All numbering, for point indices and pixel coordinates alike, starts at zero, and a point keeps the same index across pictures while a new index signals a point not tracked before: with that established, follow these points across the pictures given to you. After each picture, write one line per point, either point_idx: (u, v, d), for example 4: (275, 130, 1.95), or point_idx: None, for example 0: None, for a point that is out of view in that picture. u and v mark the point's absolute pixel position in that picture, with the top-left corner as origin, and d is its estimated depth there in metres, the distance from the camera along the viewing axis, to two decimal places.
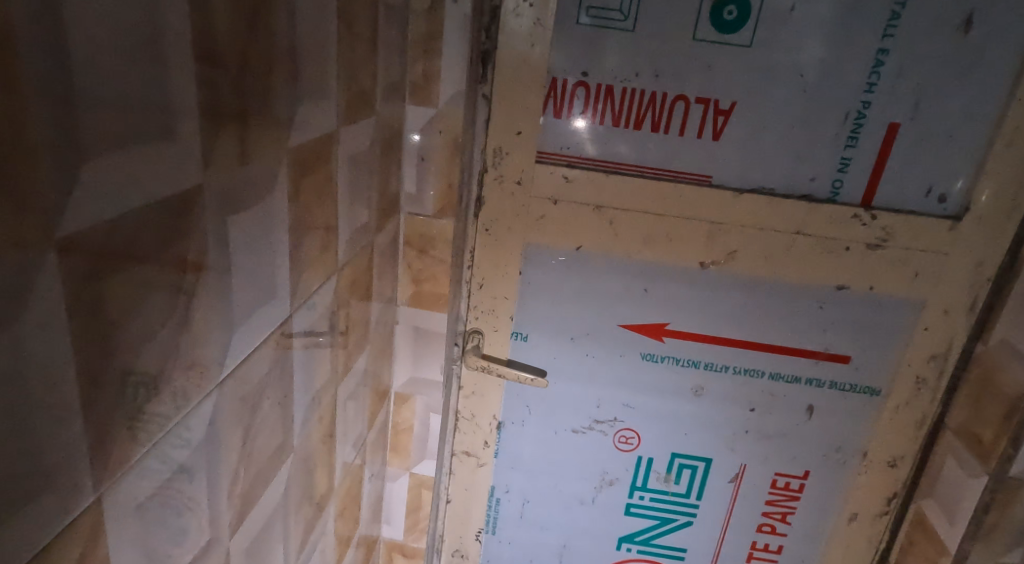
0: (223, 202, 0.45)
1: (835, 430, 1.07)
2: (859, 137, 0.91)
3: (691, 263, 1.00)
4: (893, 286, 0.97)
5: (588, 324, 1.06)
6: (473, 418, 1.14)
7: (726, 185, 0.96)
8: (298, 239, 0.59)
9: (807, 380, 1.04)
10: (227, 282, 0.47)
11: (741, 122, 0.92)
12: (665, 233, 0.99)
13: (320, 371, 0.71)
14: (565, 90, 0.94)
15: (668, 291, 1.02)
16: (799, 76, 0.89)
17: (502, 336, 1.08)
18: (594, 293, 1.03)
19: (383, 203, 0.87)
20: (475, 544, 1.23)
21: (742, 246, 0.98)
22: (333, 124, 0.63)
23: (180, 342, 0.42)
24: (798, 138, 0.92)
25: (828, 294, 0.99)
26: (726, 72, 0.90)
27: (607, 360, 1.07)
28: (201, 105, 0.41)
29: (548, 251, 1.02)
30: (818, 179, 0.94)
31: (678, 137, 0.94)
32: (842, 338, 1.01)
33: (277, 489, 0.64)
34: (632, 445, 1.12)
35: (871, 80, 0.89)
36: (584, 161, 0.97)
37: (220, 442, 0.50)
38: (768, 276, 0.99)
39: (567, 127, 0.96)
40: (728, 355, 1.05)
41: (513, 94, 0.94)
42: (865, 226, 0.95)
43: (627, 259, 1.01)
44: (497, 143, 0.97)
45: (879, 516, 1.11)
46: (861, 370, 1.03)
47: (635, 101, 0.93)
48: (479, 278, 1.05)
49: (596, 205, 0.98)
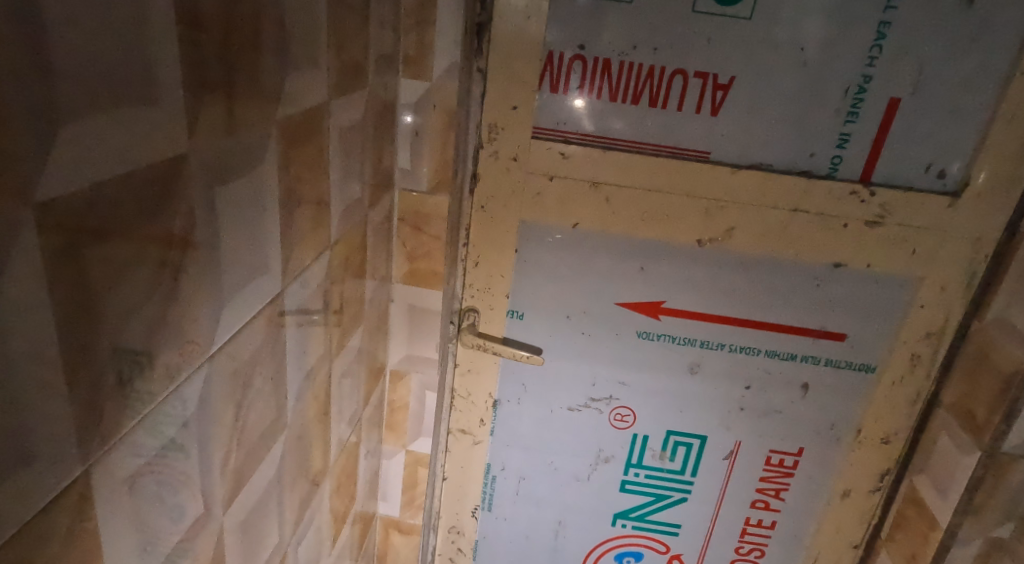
0: (210, 173, 0.44)
1: (830, 408, 1.07)
2: (859, 112, 0.90)
3: (688, 241, 0.99)
4: (890, 264, 0.97)
5: (585, 301, 1.05)
6: (469, 396, 1.14)
7: (724, 161, 0.95)
8: (289, 214, 0.58)
9: (803, 358, 1.05)
10: (215, 256, 0.46)
11: (740, 96, 0.91)
12: (662, 210, 0.98)
13: (313, 348, 0.70)
14: (561, 65, 0.92)
15: (664, 269, 1.02)
16: (800, 49, 0.88)
17: (498, 315, 1.08)
18: (591, 270, 1.03)
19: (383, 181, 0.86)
20: (471, 521, 1.24)
21: (739, 223, 0.97)
22: (323, 96, 0.62)
23: (166, 316, 0.41)
24: (798, 113, 0.91)
25: (825, 272, 0.99)
26: (725, 46, 0.89)
27: (602, 338, 1.07)
28: (184, 72, 0.39)
29: (545, 228, 1.01)
30: (816, 155, 0.93)
31: (676, 111, 0.93)
32: (839, 315, 1.01)
33: (271, 466, 0.64)
34: (628, 423, 1.13)
35: (872, 54, 0.87)
36: (580, 137, 0.96)
37: (212, 418, 0.50)
38: (765, 253, 0.99)
39: (563, 103, 0.94)
40: (723, 333, 1.04)
41: (508, 68, 0.93)
42: (864, 204, 0.94)
43: (624, 237, 1.00)
44: (493, 118, 0.96)
45: (871, 492, 1.12)
46: (857, 348, 1.03)
47: (632, 75, 0.91)
48: (475, 256, 1.04)
49: (593, 181, 0.97)
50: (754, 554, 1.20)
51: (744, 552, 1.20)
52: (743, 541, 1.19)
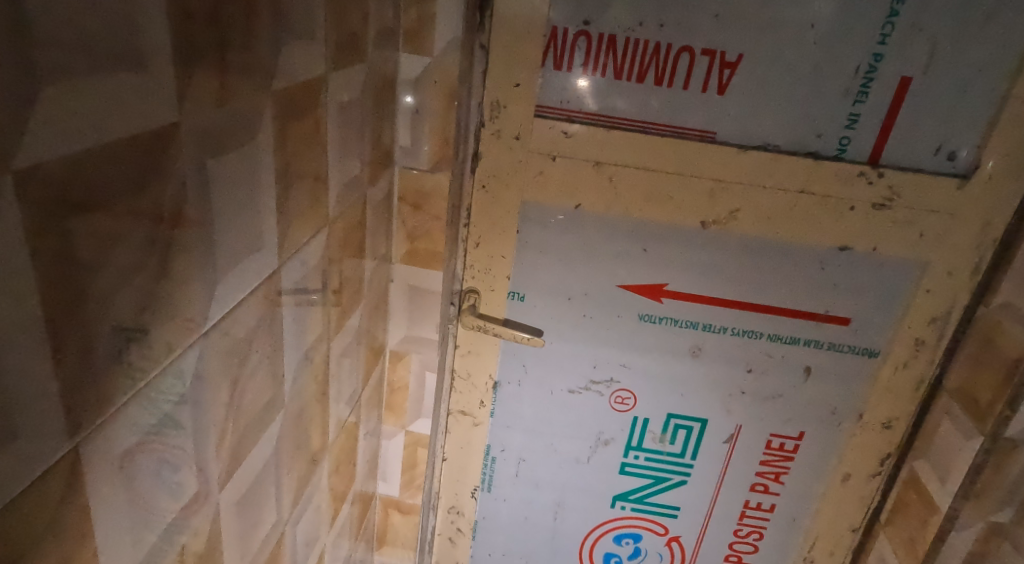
0: (202, 145, 0.43)
1: (832, 392, 1.07)
2: (869, 91, 0.88)
3: (691, 223, 0.98)
4: (896, 247, 0.96)
5: (587, 284, 1.05)
6: (469, 378, 1.14)
7: (730, 142, 0.93)
8: (286, 190, 0.57)
9: (805, 342, 1.04)
10: (208, 230, 0.45)
11: (748, 76, 0.89)
12: (666, 192, 0.97)
13: (311, 327, 0.69)
14: (565, 41, 0.90)
15: (666, 251, 1.01)
16: (810, 26, 0.86)
17: (499, 296, 1.07)
18: (593, 252, 1.02)
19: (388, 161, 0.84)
20: (471, 501, 1.25)
21: (744, 205, 0.96)
22: (321, 70, 0.60)
23: (160, 290, 0.40)
24: (806, 92, 0.89)
25: (830, 255, 0.98)
26: (733, 23, 0.87)
27: (604, 320, 1.07)
28: (174, 39, 0.38)
29: (547, 209, 1.00)
30: (824, 136, 0.91)
31: (682, 90, 0.91)
32: (843, 299, 1.01)
33: (269, 444, 0.63)
34: (628, 406, 1.13)
35: (884, 31, 0.85)
36: (584, 115, 0.94)
37: (207, 397, 0.49)
38: (770, 236, 0.98)
39: (566, 81, 0.92)
40: (726, 316, 1.04)
41: (511, 45, 0.91)
42: (872, 185, 0.93)
43: (627, 218, 0.99)
44: (495, 96, 0.94)
45: (871, 477, 1.11)
46: (860, 332, 1.02)
47: (638, 51, 0.89)
48: (476, 237, 1.03)
49: (597, 161, 0.96)
50: (752, 536, 1.20)
51: (743, 534, 1.20)
52: (742, 524, 1.19)
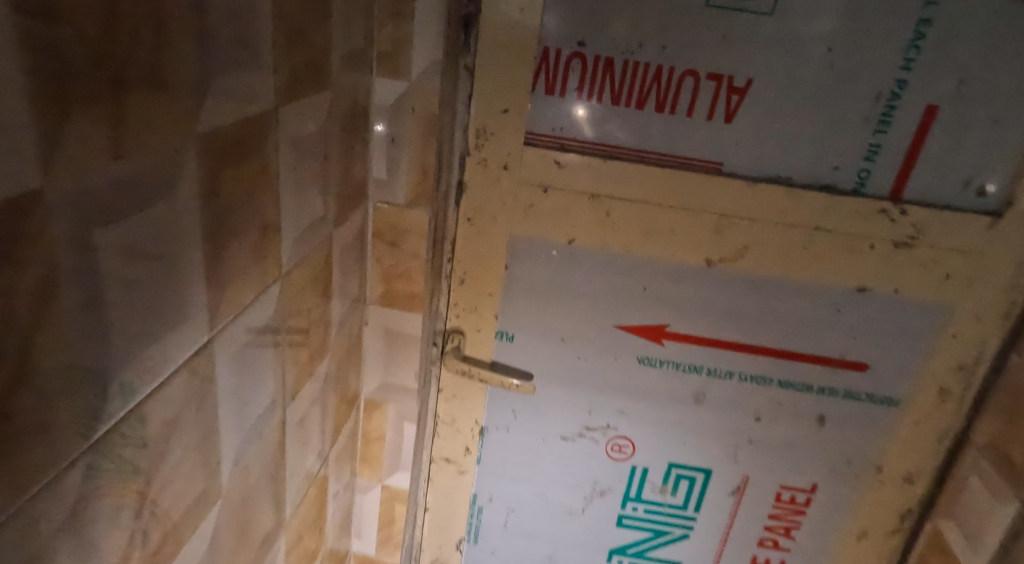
0: (84, 214, 0.34)
1: (848, 444, 0.98)
2: (891, 121, 0.80)
3: (696, 260, 0.90)
4: (919, 289, 0.88)
5: (581, 325, 0.97)
6: (453, 423, 1.05)
7: (738, 173, 0.85)
8: (220, 246, 0.48)
9: (819, 388, 0.96)
10: (97, 314, 0.37)
11: (759, 103, 0.81)
12: (669, 227, 0.89)
13: (261, 393, 0.60)
14: (557, 64, 0.82)
15: (668, 291, 0.93)
16: (826, 49, 0.78)
17: (485, 337, 0.99)
18: (586, 292, 0.94)
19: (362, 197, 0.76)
20: (456, 554, 1.15)
21: (753, 242, 0.88)
22: (269, 103, 0.52)
23: (13, 401, 0.32)
24: (822, 122, 0.81)
25: (846, 296, 0.90)
26: (742, 46, 0.79)
27: (600, 363, 0.99)
28: (31, 87, 0.30)
29: (538, 244, 0.92)
30: (841, 168, 0.83)
31: (685, 117, 0.83)
32: (860, 344, 0.92)
33: (203, 536, 0.54)
34: (626, 454, 1.04)
35: (908, 55, 0.77)
36: (578, 143, 0.86)
37: (99, 510, 0.40)
38: (781, 275, 0.90)
39: (559, 107, 0.84)
40: (732, 360, 0.96)
41: (496, 68, 0.83)
42: (894, 223, 0.85)
43: (626, 255, 0.91)
44: (481, 122, 0.86)
45: (890, 534, 1.03)
46: (879, 379, 0.94)
47: (637, 75, 0.81)
48: (461, 273, 0.95)
49: (592, 193, 0.88)
50: None
51: None
52: None
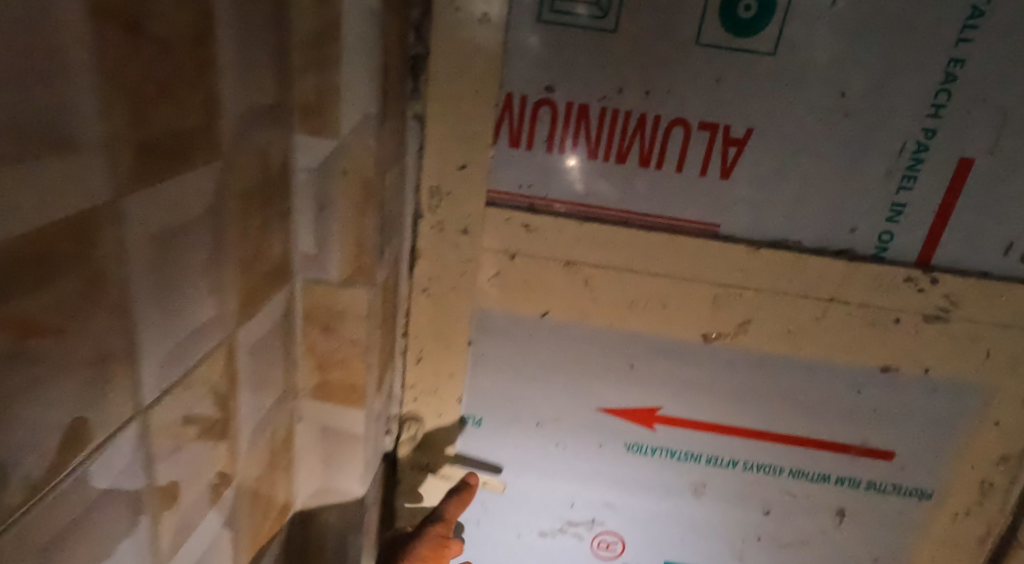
0: None
1: (872, 541, 0.85)
2: (918, 176, 0.68)
3: (691, 335, 0.77)
4: (954, 368, 0.74)
5: (559, 407, 0.83)
6: (414, 519, 0.91)
7: (738, 237, 0.72)
8: None
9: (837, 479, 0.82)
10: None
11: (760, 155, 0.68)
12: (658, 298, 0.76)
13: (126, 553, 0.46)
14: (522, 113, 0.70)
15: (659, 369, 0.80)
16: (839, 94, 0.65)
17: (447, 422, 0.86)
18: (564, 371, 0.81)
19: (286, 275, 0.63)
20: None
21: (758, 315, 0.75)
22: None
23: None
24: (836, 177, 0.69)
25: (868, 376, 0.76)
26: (739, 91, 0.66)
27: (582, 450, 0.85)
28: None
29: (507, 318, 0.79)
30: (859, 230, 0.70)
31: (674, 173, 0.70)
32: (885, 430, 0.79)
33: None
34: (615, 552, 0.90)
35: (937, 100, 0.65)
36: (549, 203, 0.73)
37: None
38: (790, 353, 0.76)
39: (526, 161, 0.72)
40: (735, 447, 0.82)
41: (452, 118, 0.71)
42: (923, 293, 0.72)
43: (609, 329, 0.78)
44: (434, 180, 0.74)
45: None
46: (908, 470, 0.80)
47: (616, 125, 0.69)
48: (417, 350, 0.82)
49: (567, 260, 0.75)
50: None
51: None
52: None
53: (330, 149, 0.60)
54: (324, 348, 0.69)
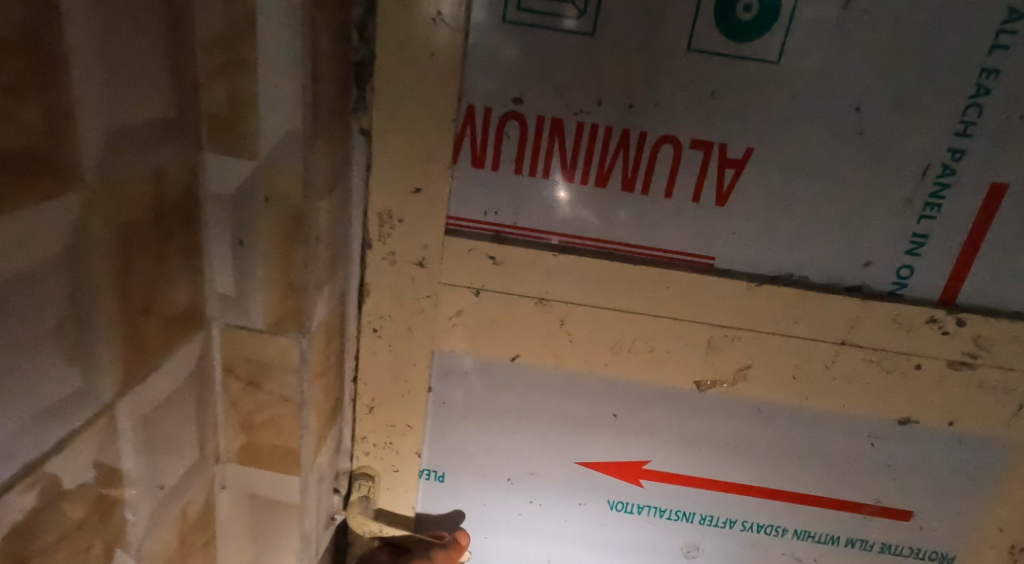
0: None
1: None
2: (942, 203, 0.58)
3: (683, 382, 0.67)
4: (982, 421, 0.65)
5: (532, 462, 0.73)
6: None
7: (736, 271, 0.62)
8: None
9: (846, 541, 0.73)
10: None
11: (761, 179, 0.59)
12: (645, 341, 0.66)
13: None
14: (486, 128, 0.60)
15: (647, 420, 0.69)
16: (853, 109, 0.56)
17: (405, 478, 0.75)
18: (538, 422, 0.71)
19: (199, 321, 0.53)
20: None
21: (759, 360, 0.65)
22: None
23: None
24: (848, 204, 0.59)
25: (884, 429, 0.67)
26: (736, 105, 0.57)
27: (559, 509, 0.75)
28: None
29: (471, 362, 0.69)
30: (875, 264, 0.61)
31: (662, 198, 0.60)
32: (902, 488, 0.69)
33: None
34: None
35: (966, 116, 0.56)
36: (518, 232, 0.63)
37: None
38: (795, 402, 0.67)
39: (490, 184, 0.62)
40: (732, 506, 0.73)
41: (403, 134, 0.61)
42: (948, 337, 0.62)
43: (589, 375, 0.68)
44: (384, 206, 0.63)
45: None
46: (927, 531, 0.71)
47: (595, 142, 0.59)
48: (369, 398, 0.72)
49: (540, 297, 0.65)
50: None
51: None
52: None
53: (247, 173, 0.50)
54: (251, 403, 0.58)
